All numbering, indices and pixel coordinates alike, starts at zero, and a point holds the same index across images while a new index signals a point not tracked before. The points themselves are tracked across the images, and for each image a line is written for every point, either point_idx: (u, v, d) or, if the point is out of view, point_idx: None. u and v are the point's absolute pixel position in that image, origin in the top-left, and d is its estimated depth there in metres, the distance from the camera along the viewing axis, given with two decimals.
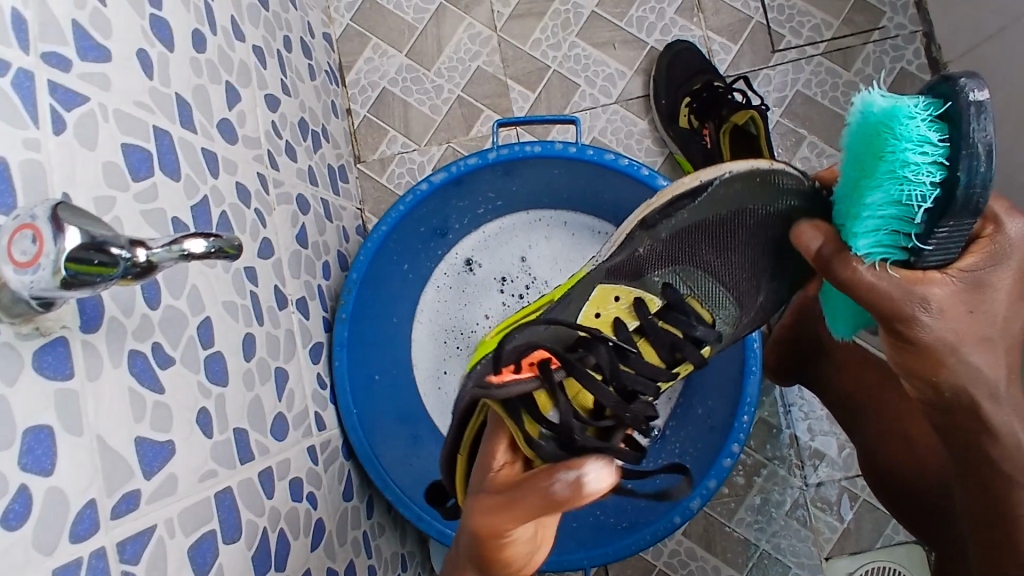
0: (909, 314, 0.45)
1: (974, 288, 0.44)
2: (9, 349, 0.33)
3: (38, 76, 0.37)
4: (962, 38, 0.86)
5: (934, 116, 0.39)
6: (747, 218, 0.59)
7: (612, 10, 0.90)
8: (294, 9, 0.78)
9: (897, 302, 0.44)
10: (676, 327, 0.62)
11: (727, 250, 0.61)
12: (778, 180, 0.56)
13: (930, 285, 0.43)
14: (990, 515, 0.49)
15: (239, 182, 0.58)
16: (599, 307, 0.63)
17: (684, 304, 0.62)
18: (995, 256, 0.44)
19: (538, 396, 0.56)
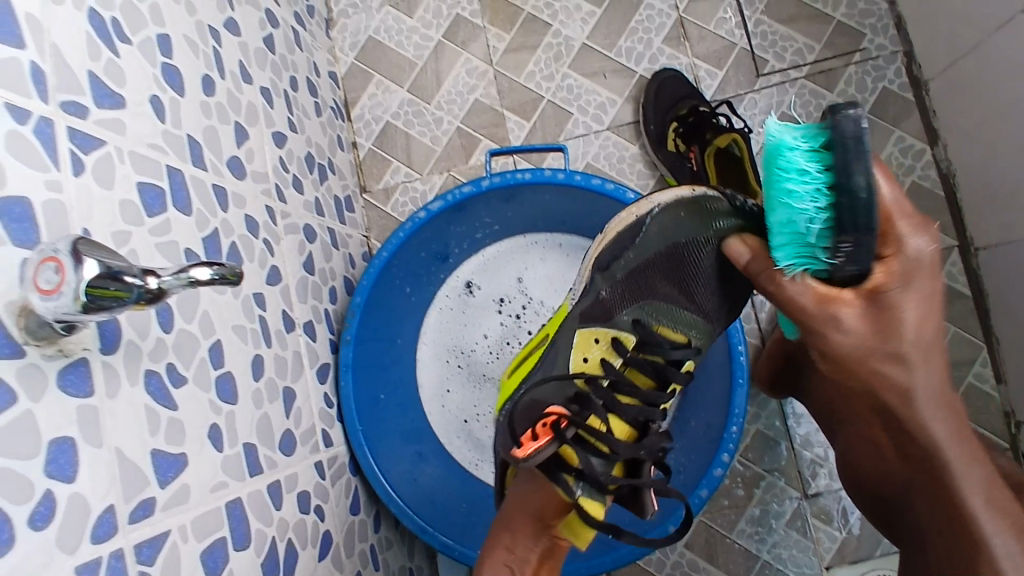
0: (823, 335, 0.52)
1: (882, 314, 0.50)
2: (34, 367, 0.37)
3: (58, 124, 0.42)
4: (939, 54, 0.90)
5: (812, 146, 0.43)
6: (685, 250, 0.62)
7: (602, 41, 0.95)
8: (300, 51, 0.83)
9: (814, 317, 0.51)
10: (657, 354, 0.67)
11: (687, 281, 0.64)
12: (707, 206, 0.60)
13: (839, 307, 0.50)
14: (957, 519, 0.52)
15: (248, 215, 0.62)
16: (584, 351, 0.68)
17: (655, 335, 0.67)
18: (902, 276, 0.48)
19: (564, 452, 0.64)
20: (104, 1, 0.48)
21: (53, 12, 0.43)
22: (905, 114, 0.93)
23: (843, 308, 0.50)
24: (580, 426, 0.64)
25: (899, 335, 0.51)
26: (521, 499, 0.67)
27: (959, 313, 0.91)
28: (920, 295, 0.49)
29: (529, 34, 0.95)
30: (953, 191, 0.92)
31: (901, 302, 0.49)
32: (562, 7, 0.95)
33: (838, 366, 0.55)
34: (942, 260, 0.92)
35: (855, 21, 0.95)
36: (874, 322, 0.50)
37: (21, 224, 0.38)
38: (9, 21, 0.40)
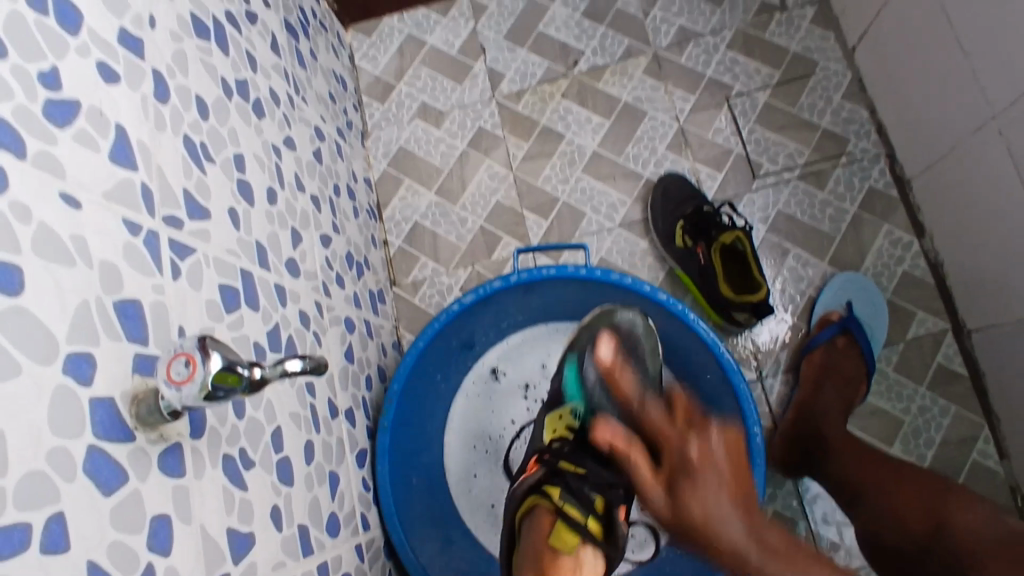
0: (711, 532, 0.59)
1: (684, 496, 0.60)
2: (142, 450, 0.41)
3: (161, 235, 0.48)
4: (918, 155, 0.99)
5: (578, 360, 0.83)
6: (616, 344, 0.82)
7: (611, 148, 1.05)
8: (341, 161, 0.92)
9: (704, 524, 0.59)
10: (605, 413, 0.79)
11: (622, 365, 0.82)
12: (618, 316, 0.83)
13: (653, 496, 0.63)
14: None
15: (302, 309, 0.69)
16: (552, 424, 0.81)
17: (601, 395, 0.80)
18: (704, 466, 0.60)
19: (548, 486, 0.72)
20: (194, 128, 0.56)
21: (157, 140, 0.51)
22: (891, 210, 1.02)
23: (664, 504, 0.62)
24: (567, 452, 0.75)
25: (738, 551, 0.59)
26: (526, 539, 0.71)
27: (960, 391, 0.96)
28: (727, 505, 0.60)
29: (544, 143, 1.05)
30: (944, 277, 0.99)
31: (689, 492, 0.59)
32: (574, 120, 1.06)
33: (688, 534, 0.61)
34: (937, 343, 0.97)
35: (839, 128, 1.05)
36: (676, 501, 0.60)
37: (134, 322, 0.43)
38: (127, 149, 0.47)
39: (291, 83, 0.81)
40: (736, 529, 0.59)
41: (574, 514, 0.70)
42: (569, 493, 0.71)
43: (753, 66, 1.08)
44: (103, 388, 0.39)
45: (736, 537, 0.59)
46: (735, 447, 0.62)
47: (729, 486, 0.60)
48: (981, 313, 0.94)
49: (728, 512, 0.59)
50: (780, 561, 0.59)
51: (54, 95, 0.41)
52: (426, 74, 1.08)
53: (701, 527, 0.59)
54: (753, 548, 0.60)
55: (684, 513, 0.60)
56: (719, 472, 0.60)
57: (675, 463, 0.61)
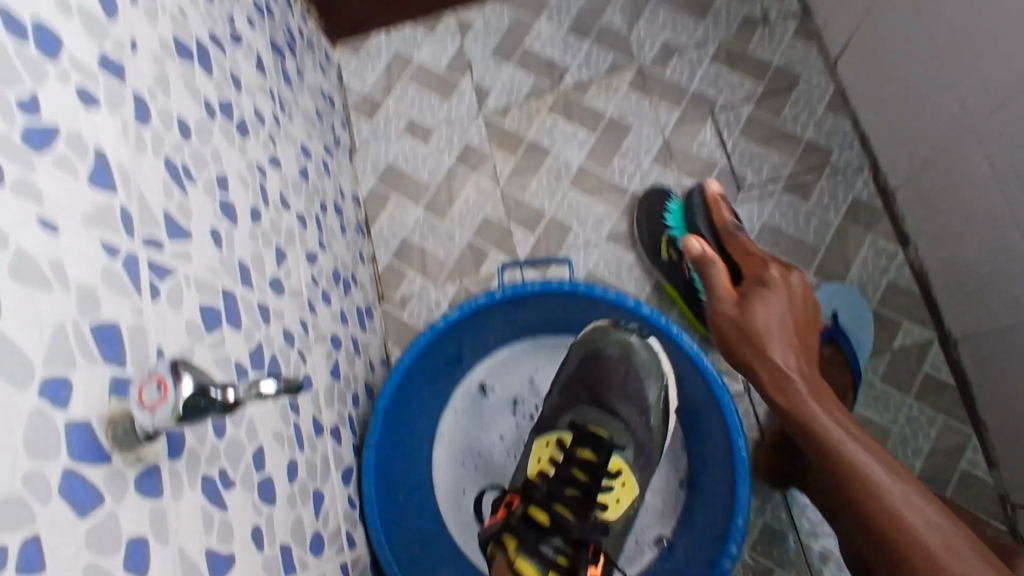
0: (760, 340, 0.72)
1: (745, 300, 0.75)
2: (119, 473, 0.41)
3: (140, 257, 0.49)
4: (901, 166, 1.00)
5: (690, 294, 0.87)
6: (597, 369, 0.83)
7: (597, 162, 1.05)
8: (328, 178, 0.93)
9: (764, 352, 0.72)
10: (590, 451, 0.79)
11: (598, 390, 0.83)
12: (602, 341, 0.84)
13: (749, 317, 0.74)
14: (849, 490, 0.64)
15: (286, 327, 0.69)
16: (537, 456, 0.81)
17: (586, 432, 0.81)
18: (757, 282, 0.77)
19: (506, 537, 0.74)
20: (177, 150, 0.57)
21: (138, 163, 0.51)
22: (875, 220, 1.03)
23: (731, 308, 0.76)
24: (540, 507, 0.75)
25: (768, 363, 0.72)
26: None
27: (947, 401, 0.96)
28: (782, 341, 0.72)
29: (531, 157, 1.06)
30: (929, 287, 0.99)
31: (757, 302, 0.75)
32: (560, 134, 1.07)
33: (737, 345, 0.74)
34: (924, 353, 0.98)
35: (823, 139, 1.06)
36: (750, 295, 0.75)
37: (112, 345, 0.43)
38: (106, 172, 0.47)
39: (277, 102, 0.81)
40: (808, 395, 0.69)
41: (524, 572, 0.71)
42: (525, 552, 0.73)
43: (737, 79, 1.09)
44: (79, 411, 0.39)
45: (835, 431, 0.67)
46: (807, 300, 0.76)
47: (783, 345, 0.72)
48: (966, 322, 0.94)
49: (783, 329, 0.73)
50: (812, 397, 0.69)
51: (32, 121, 0.41)
52: (413, 91, 1.09)
53: (757, 337, 0.73)
54: (806, 366, 0.72)
55: (748, 322, 0.74)
56: (786, 293, 0.75)
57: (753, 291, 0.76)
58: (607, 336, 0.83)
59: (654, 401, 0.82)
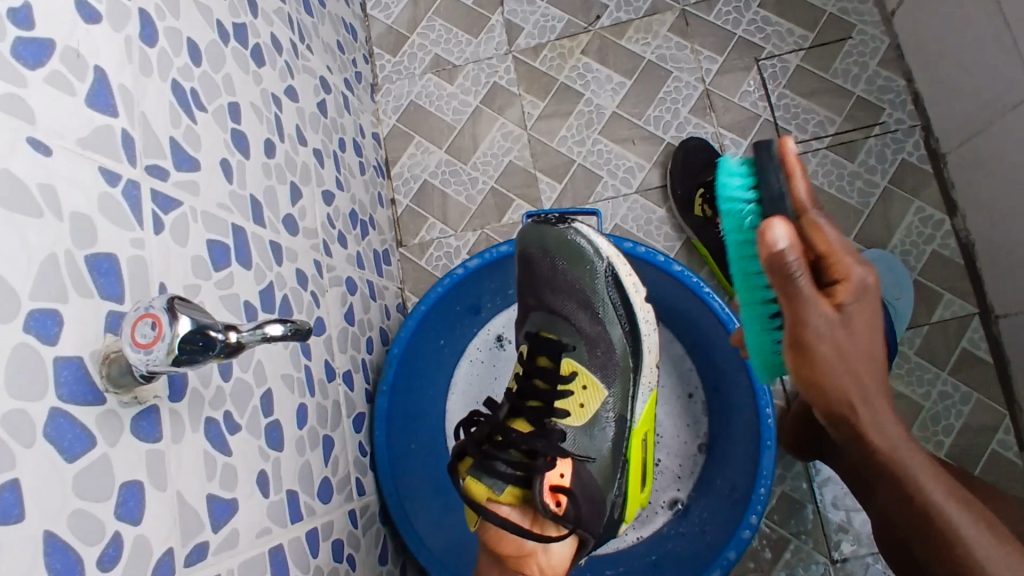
0: (846, 374, 0.53)
1: (846, 312, 0.51)
2: (113, 414, 0.39)
3: (143, 186, 0.46)
4: (956, 128, 0.93)
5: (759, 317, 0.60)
6: (531, 267, 0.79)
7: (631, 110, 0.99)
8: (348, 114, 0.89)
9: (841, 384, 0.53)
10: (545, 357, 0.77)
11: (539, 290, 0.79)
12: (528, 237, 0.79)
13: (842, 330, 0.51)
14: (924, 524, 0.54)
15: (299, 268, 0.66)
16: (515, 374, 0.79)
17: (540, 339, 0.77)
18: (857, 293, 0.51)
19: (465, 458, 0.70)
20: (185, 74, 0.53)
21: (142, 84, 0.47)
22: (923, 185, 0.96)
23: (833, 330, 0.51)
24: (496, 426, 0.70)
25: (856, 390, 0.54)
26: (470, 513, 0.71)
27: (983, 379, 0.91)
28: (871, 361, 0.53)
29: (562, 102, 1.00)
30: (974, 259, 0.94)
31: (856, 312, 0.51)
32: (594, 78, 1.00)
33: (806, 373, 0.54)
34: (963, 328, 0.93)
35: (875, 96, 0.99)
36: (851, 311, 0.51)
37: (109, 278, 0.41)
38: (106, 93, 0.44)
39: (296, 30, 0.76)
40: (891, 429, 0.55)
41: (476, 491, 0.66)
42: (484, 471, 0.67)
43: (787, 26, 1.01)
44: (71, 347, 0.37)
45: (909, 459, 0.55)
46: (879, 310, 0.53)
47: (873, 375, 0.54)
48: (1013, 298, 0.89)
49: (873, 348, 0.53)
50: (889, 425, 0.55)
51: (24, 33, 0.38)
52: (440, 26, 1.03)
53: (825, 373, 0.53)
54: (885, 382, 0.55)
55: (824, 348, 0.51)
56: (874, 297, 0.52)
57: (855, 291, 0.50)
58: (534, 235, 0.78)
59: (600, 296, 0.77)
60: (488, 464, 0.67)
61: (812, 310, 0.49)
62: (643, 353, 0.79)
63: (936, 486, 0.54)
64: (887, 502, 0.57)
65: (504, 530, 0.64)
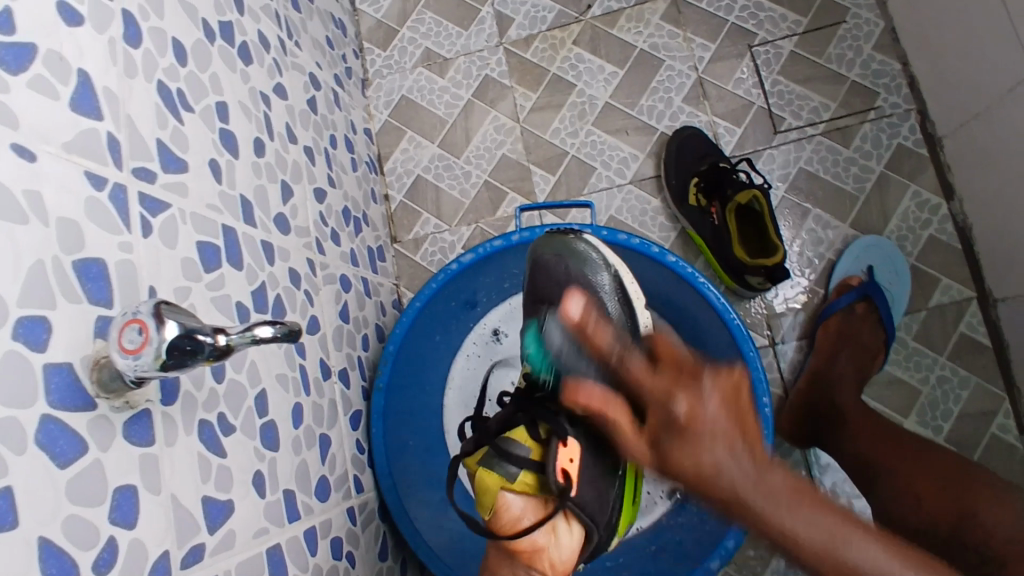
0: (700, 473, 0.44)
1: (672, 427, 0.45)
2: (105, 419, 0.39)
3: (130, 189, 0.45)
4: (953, 112, 0.92)
5: None
6: (544, 272, 0.77)
7: (624, 100, 0.99)
8: (339, 110, 0.88)
9: (685, 477, 0.45)
10: None
11: (547, 299, 0.77)
12: (540, 251, 0.77)
13: (651, 443, 0.47)
14: None
15: (292, 268, 0.66)
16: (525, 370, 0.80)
17: None
18: (690, 396, 0.45)
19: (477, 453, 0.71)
20: (170, 74, 0.53)
21: (128, 86, 0.47)
22: (919, 170, 0.96)
23: (644, 455, 0.48)
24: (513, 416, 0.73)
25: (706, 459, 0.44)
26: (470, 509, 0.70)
27: (981, 363, 0.91)
28: (720, 444, 0.44)
29: (554, 93, 0.99)
30: (971, 243, 0.93)
31: (691, 447, 0.44)
32: (586, 68, 1.00)
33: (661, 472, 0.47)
34: (961, 312, 0.93)
35: (869, 80, 0.98)
36: (670, 433, 0.45)
37: (98, 283, 0.41)
38: (90, 96, 0.43)
39: (284, 27, 0.76)
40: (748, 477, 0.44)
41: (490, 478, 0.66)
42: (501, 458, 0.67)
43: (780, 12, 1.00)
44: (60, 353, 0.37)
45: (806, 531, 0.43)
46: (740, 393, 0.46)
47: (734, 428, 0.45)
48: (1011, 282, 0.89)
49: (730, 433, 0.44)
50: (787, 497, 0.44)
51: (5, 37, 0.37)
52: (430, 19, 1.03)
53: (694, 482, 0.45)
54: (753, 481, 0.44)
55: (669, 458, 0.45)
56: (716, 429, 0.44)
57: (663, 420, 0.46)
58: (548, 243, 0.77)
59: (611, 301, 0.74)
60: (507, 451, 0.67)
61: (632, 440, 0.49)
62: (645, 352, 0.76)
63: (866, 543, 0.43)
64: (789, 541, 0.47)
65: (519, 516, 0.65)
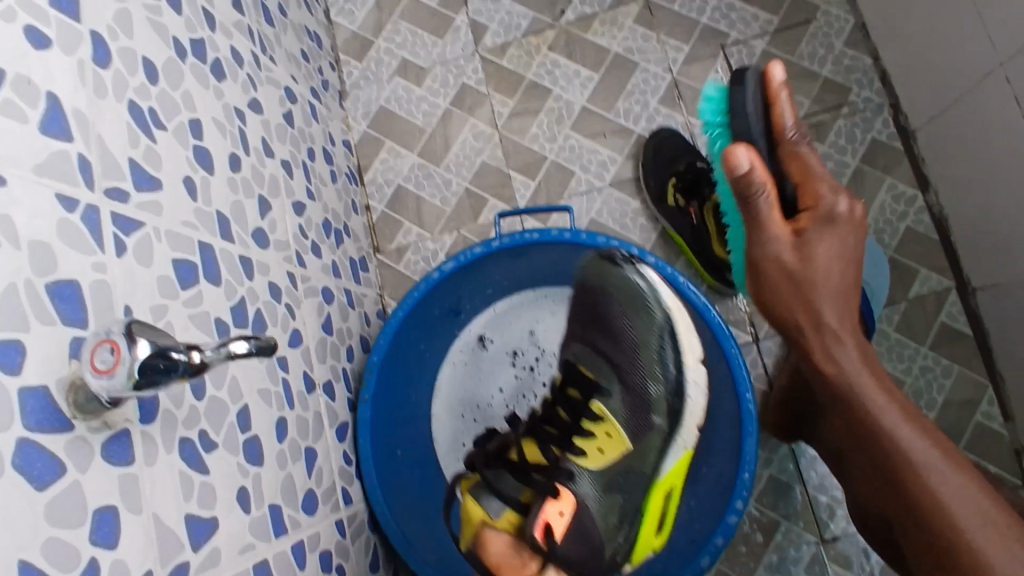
0: (814, 319, 0.62)
1: (806, 247, 0.61)
2: (82, 440, 0.39)
3: (102, 209, 0.45)
4: (925, 104, 0.94)
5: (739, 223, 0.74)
6: (590, 296, 0.78)
7: (601, 103, 1.00)
8: (316, 123, 0.88)
9: (808, 301, 0.62)
10: (577, 391, 0.78)
11: (594, 328, 0.77)
12: (589, 272, 0.78)
13: (811, 269, 0.61)
14: (887, 456, 0.60)
15: (272, 282, 0.66)
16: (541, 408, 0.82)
17: (574, 372, 0.79)
18: (823, 220, 0.62)
19: (471, 482, 0.72)
20: (141, 93, 0.53)
21: (97, 106, 0.47)
22: (894, 163, 0.97)
23: (790, 257, 0.61)
24: (515, 450, 0.74)
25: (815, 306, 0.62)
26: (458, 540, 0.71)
27: (962, 351, 0.92)
28: (836, 301, 0.62)
29: (531, 99, 1.00)
30: (947, 233, 0.95)
31: (818, 246, 0.61)
32: (562, 73, 1.01)
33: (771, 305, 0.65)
34: (941, 302, 0.94)
35: (841, 76, 1.00)
36: (803, 249, 0.61)
37: (72, 304, 0.40)
38: (59, 118, 0.43)
39: (257, 42, 0.76)
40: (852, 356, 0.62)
41: (477, 505, 0.68)
42: (488, 492, 0.69)
43: (751, 12, 1.02)
44: (34, 376, 0.37)
45: (877, 400, 0.61)
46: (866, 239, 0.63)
47: (841, 291, 0.62)
48: (988, 271, 0.90)
49: (843, 289, 0.62)
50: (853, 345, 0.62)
51: None
52: (405, 29, 1.03)
53: (808, 294, 0.62)
54: (850, 334, 0.62)
55: (766, 270, 0.63)
56: (851, 226, 0.62)
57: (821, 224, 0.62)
58: (594, 269, 0.77)
59: (651, 343, 0.74)
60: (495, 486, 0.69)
61: (769, 222, 0.62)
62: (685, 415, 0.74)
63: (896, 416, 0.60)
64: (844, 423, 0.63)
65: (496, 553, 0.64)
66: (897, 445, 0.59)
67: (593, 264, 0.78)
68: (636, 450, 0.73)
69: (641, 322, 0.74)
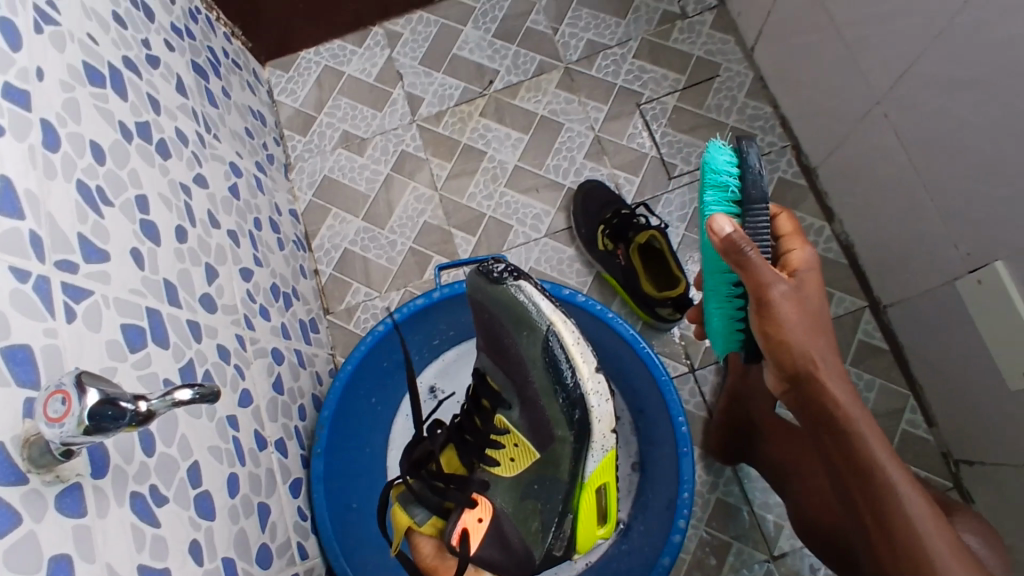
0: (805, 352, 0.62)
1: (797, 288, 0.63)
2: (36, 493, 0.41)
3: (53, 280, 0.48)
4: (820, 145, 1.03)
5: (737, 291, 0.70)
6: (485, 318, 0.76)
7: (532, 161, 1.07)
8: (262, 194, 0.93)
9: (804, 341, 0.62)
10: (486, 402, 0.81)
11: (497, 348, 0.77)
12: (478, 294, 0.76)
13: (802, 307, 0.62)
14: (867, 484, 0.60)
15: (220, 344, 0.69)
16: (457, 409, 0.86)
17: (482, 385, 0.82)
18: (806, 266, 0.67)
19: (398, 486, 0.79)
20: (89, 173, 0.57)
21: (47, 186, 0.51)
22: (800, 199, 1.06)
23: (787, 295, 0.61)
24: (432, 457, 0.79)
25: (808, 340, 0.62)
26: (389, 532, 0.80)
27: (881, 366, 0.99)
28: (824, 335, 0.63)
29: (467, 161, 1.07)
30: (855, 259, 1.03)
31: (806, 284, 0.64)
32: (494, 137, 1.08)
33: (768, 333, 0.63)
34: (857, 321, 1.01)
35: (746, 125, 1.10)
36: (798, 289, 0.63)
37: (24, 366, 0.43)
38: (11, 197, 0.47)
39: (201, 122, 0.81)
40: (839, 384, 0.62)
41: (404, 515, 0.75)
42: (413, 502, 0.75)
43: (660, 72, 1.12)
44: None
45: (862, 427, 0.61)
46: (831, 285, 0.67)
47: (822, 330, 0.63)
48: (891, 291, 0.98)
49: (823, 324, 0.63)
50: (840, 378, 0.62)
51: None
52: (345, 104, 1.10)
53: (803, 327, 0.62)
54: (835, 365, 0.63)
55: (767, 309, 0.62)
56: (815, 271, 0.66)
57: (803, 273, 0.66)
58: (482, 292, 0.75)
59: (551, 358, 0.72)
60: (418, 497, 0.75)
61: (767, 272, 0.60)
62: (592, 424, 0.72)
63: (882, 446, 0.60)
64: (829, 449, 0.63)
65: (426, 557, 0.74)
66: (877, 473, 0.59)
67: (479, 286, 0.76)
68: (545, 458, 0.75)
69: (534, 339, 0.73)
